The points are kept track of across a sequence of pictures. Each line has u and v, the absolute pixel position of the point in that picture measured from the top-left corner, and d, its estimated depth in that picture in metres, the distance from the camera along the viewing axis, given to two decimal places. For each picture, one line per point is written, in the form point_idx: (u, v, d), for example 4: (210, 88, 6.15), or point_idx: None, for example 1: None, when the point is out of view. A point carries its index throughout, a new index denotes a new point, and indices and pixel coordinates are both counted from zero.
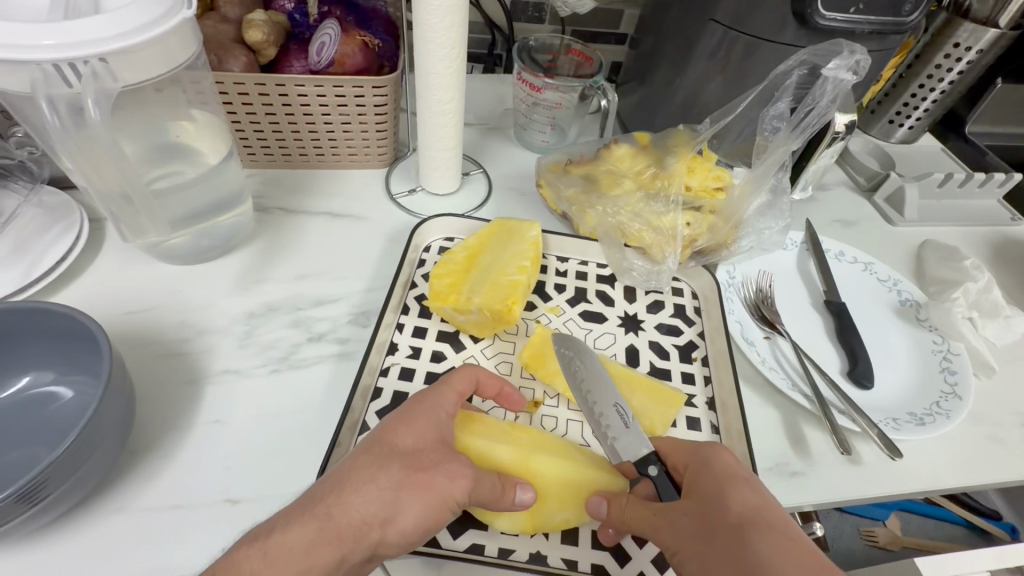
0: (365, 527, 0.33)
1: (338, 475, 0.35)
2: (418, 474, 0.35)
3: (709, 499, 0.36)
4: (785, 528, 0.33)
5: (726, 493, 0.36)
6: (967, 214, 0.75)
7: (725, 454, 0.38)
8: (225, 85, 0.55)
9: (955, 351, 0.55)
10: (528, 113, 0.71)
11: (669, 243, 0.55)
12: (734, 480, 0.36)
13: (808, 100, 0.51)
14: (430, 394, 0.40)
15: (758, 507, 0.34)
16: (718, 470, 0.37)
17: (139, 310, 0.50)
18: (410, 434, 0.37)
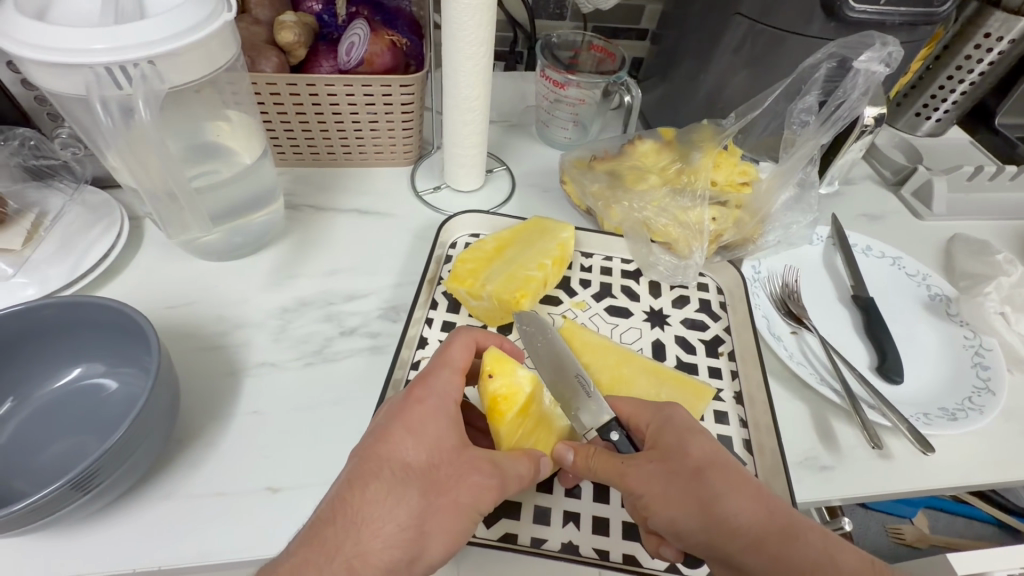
0: (396, 563, 0.33)
1: (352, 510, 0.33)
2: (441, 497, 0.35)
3: (672, 449, 0.38)
4: (741, 470, 0.37)
5: (687, 442, 0.38)
6: (999, 208, 0.74)
7: (680, 409, 0.41)
8: (258, 86, 0.56)
9: (987, 346, 0.55)
10: (550, 109, 0.72)
11: (695, 238, 0.55)
12: (691, 429, 0.39)
13: (839, 93, 0.51)
14: (429, 394, 0.39)
15: (716, 452, 0.38)
16: (678, 422, 0.40)
17: (179, 304, 0.51)
18: (421, 449, 0.36)
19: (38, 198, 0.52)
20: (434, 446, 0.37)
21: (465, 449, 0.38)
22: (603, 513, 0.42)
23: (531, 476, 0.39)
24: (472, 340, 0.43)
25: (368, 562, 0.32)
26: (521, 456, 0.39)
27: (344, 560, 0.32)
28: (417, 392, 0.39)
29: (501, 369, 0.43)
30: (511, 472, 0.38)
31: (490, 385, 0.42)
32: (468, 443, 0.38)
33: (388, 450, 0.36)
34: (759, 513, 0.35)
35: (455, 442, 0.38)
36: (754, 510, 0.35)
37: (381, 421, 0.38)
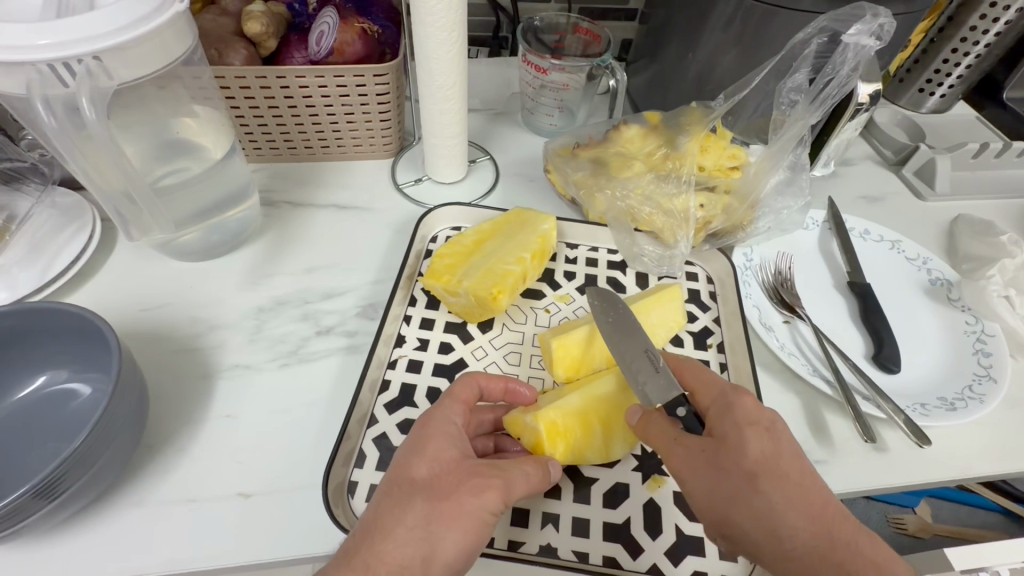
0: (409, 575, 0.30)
1: (365, 534, 0.32)
2: (445, 501, 0.33)
3: (729, 442, 0.36)
4: (802, 479, 0.35)
5: (747, 438, 0.36)
6: (1006, 185, 0.71)
7: (748, 398, 0.38)
8: (226, 80, 0.54)
9: (990, 332, 0.53)
10: (535, 96, 0.70)
11: (681, 226, 0.53)
12: (753, 425, 0.37)
13: (828, 69, 0.48)
14: (430, 413, 0.38)
15: (779, 456, 0.35)
16: (744, 415, 0.37)
17: (151, 307, 0.50)
18: (423, 462, 0.35)
19: (5, 202, 0.51)
20: (436, 458, 0.35)
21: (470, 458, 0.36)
22: (583, 514, 0.40)
23: (539, 479, 0.37)
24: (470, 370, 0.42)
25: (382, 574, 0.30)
26: (526, 462, 0.37)
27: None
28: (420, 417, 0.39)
29: (518, 429, 0.43)
30: (518, 474, 0.36)
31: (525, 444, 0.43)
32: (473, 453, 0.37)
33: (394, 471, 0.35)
34: (810, 523, 0.34)
35: (458, 452, 0.36)
36: (805, 519, 0.34)
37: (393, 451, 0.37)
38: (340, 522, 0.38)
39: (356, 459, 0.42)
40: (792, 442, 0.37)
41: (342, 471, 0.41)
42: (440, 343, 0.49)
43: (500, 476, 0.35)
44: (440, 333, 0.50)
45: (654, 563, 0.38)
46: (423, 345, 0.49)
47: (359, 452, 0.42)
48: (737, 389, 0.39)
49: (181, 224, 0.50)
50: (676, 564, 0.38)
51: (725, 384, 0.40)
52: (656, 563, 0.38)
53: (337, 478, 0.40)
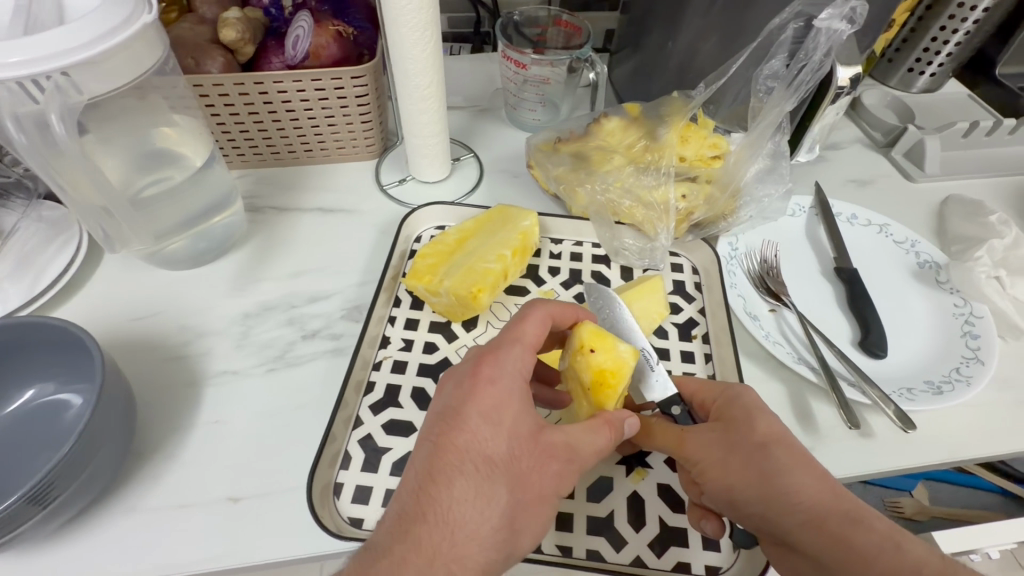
0: (492, 561, 0.34)
1: (439, 510, 0.34)
2: (525, 490, 0.36)
3: (738, 425, 0.38)
4: (809, 455, 0.37)
5: (754, 418, 0.38)
6: (998, 163, 0.70)
7: (753, 391, 0.40)
8: (204, 87, 0.54)
9: (978, 314, 0.52)
10: (517, 91, 0.69)
11: (660, 218, 0.53)
12: (758, 409, 0.39)
13: (802, 55, 0.49)
14: (498, 372, 0.38)
15: (785, 434, 0.38)
16: (748, 400, 0.39)
17: (139, 316, 0.51)
18: (500, 439, 0.36)
19: None
20: (514, 435, 0.36)
21: (542, 433, 0.37)
22: (567, 509, 0.41)
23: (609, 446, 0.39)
24: (546, 317, 0.42)
25: (467, 563, 0.33)
26: (600, 432, 0.39)
27: (445, 563, 0.33)
28: (486, 369, 0.38)
29: (603, 343, 0.43)
30: (592, 452, 0.38)
31: (594, 360, 0.43)
32: (546, 427, 0.38)
33: (466, 442, 0.36)
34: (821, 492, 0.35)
35: (532, 428, 0.37)
36: (816, 490, 0.35)
37: (450, 404, 0.37)
38: (326, 525, 0.38)
39: (342, 460, 0.42)
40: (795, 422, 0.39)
41: (328, 472, 0.41)
42: (424, 342, 0.50)
43: (573, 460, 0.37)
44: (424, 333, 0.50)
45: (637, 555, 0.39)
46: (407, 345, 0.49)
47: (344, 454, 0.43)
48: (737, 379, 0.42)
49: (166, 234, 0.50)
50: (660, 556, 0.39)
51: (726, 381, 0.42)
52: (639, 555, 0.39)
53: (323, 479, 0.41)
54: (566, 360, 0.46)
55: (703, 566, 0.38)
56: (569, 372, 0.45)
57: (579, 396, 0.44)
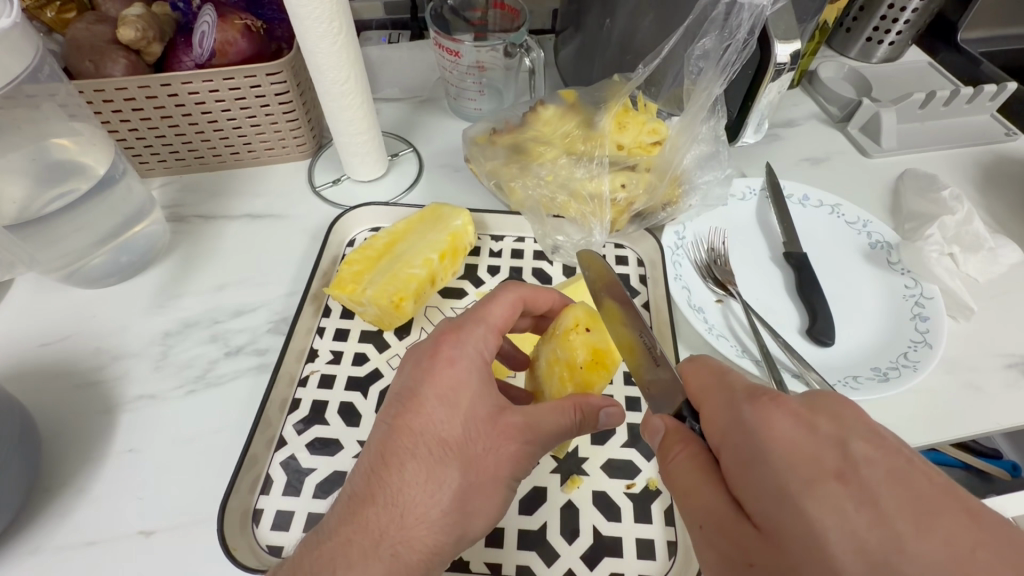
0: (440, 545, 0.32)
1: (388, 491, 0.32)
2: (481, 473, 0.33)
3: (789, 539, 0.22)
4: (937, 564, 0.19)
5: (810, 513, 0.22)
6: (955, 134, 0.68)
7: (787, 444, 0.23)
8: (107, 92, 0.50)
9: (928, 294, 0.50)
10: (456, 81, 0.66)
11: (595, 212, 0.51)
12: (813, 514, 0.22)
13: (727, 33, 0.46)
14: (459, 352, 0.36)
15: (874, 533, 0.21)
16: (787, 466, 0.23)
17: (52, 340, 0.48)
18: (455, 421, 0.34)
19: None
20: (470, 418, 0.34)
21: (502, 415, 0.35)
22: (498, 524, 0.39)
23: (574, 426, 0.36)
24: (518, 301, 0.40)
25: (414, 546, 0.32)
26: (564, 412, 0.35)
27: (390, 546, 0.31)
28: (446, 349, 0.36)
29: (598, 324, 0.42)
30: (552, 434, 0.35)
31: (593, 338, 0.41)
32: (507, 407, 0.35)
33: (420, 423, 0.34)
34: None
35: (491, 409, 0.35)
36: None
37: (408, 384, 0.35)
38: (240, 560, 0.36)
39: (263, 484, 0.41)
40: (889, 480, 0.22)
41: (247, 498, 0.40)
42: (354, 354, 0.48)
43: (532, 442, 0.35)
44: (354, 344, 0.48)
45: (568, 568, 0.37)
46: (336, 358, 0.47)
47: (265, 478, 0.41)
48: (760, 409, 0.25)
49: (74, 253, 0.47)
50: (593, 567, 0.37)
51: (738, 384, 0.27)
52: (571, 569, 0.37)
53: (242, 505, 0.39)
54: (549, 345, 0.42)
55: None
56: (555, 352, 0.41)
57: (564, 377, 0.40)
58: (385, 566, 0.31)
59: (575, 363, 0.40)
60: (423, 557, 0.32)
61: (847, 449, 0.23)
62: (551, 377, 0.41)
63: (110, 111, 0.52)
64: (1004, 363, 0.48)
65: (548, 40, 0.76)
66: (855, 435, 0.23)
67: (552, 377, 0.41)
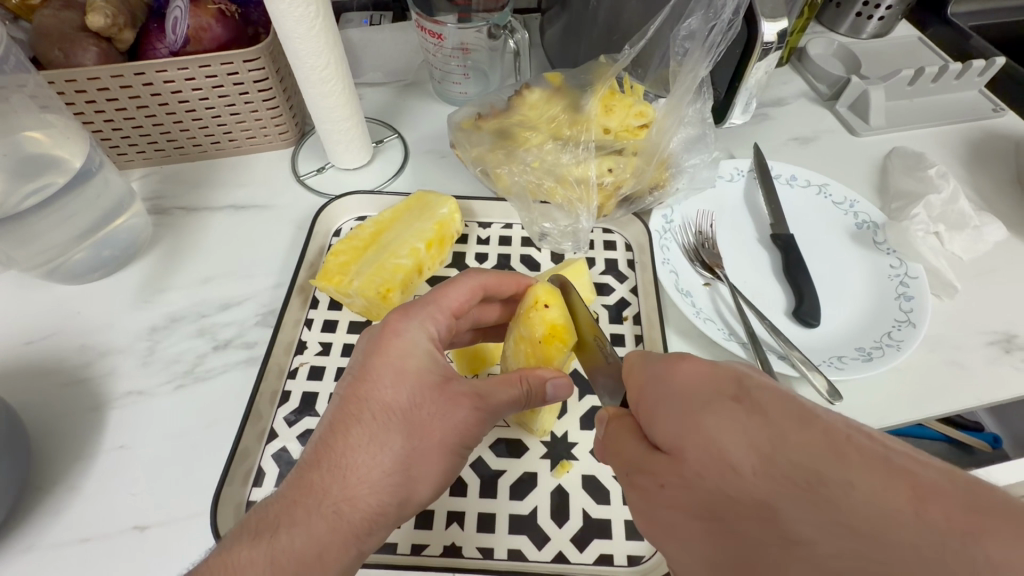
0: (384, 507, 0.33)
1: (333, 455, 0.32)
2: (426, 439, 0.34)
3: (693, 458, 0.23)
4: (814, 450, 0.20)
5: (708, 430, 0.23)
6: (943, 111, 0.68)
7: (686, 371, 0.26)
8: (79, 82, 0.49)
9: (913, 274, 0.50)
10: (440, 65, 0.64)
11: (582, 198, 0.50)
12: (708, 422, 0.23)
13: (713, 13, 0.45)
14: (406, 325, 0.36)
15: (761, 435, 0.22)
16: (689, 395, 0.25)
17: (39, 338, 0.48)
18: (402, 388, 0.34)
19: None
20: (416, 386, 0.34)
21: (450, 384, 0.35)
22: (489, 509, 0.40)
23: (522, 400, 0.37)
24: (478, 286, 0.40)
25: (357, 506, 0.32)
26: (511, 382, 0.36)
27: (333, 505, 0.31)
28: (394, 323, 0.36)
29: (559, 301, 0.40)
30: (501, 403, 0.36)
31: (550, 315, 0.39)
32: (454, 377, 0.35)
33: (367, 390, 0.34)
34: (882, 524, 0.18)
35: (439, 378, 0.35)
36: (859, 519, 0.18)
37: (360, 360, 0.36)
38: None
39: (255, 477, 0.41)
40: (775, 397, 0.23)
41: (240, 491, 0.40)
42: (343, 345, 0.48)
43: (480, 409, 0.35)
44: (343, 335, 0.48)
45: (559, 551, 0.38)
46: (325, 349, 0.47)
47: (258, 471, 0.41)
48: (669, 364, 0.27)
49: (57, 251, 0.46)
50: (583, 549, 0.38)
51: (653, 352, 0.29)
52: (562, 551, 0.38)
53: (234, 499, 0.39)
54: (517, 323, 0.42)
55: (626, 557, 0.38)
56: (519, 330, 0.41)
57: (526, 353, 0.40)
58: (327, 525, 0.31)
59: (533, 340, 0.40)
60: (365, 518, 0.32)
61: (741, 381, 0.25)
62: (518, 354, 0.41)
63: (84, 102, 0.51)
64: (986, 341, 0.49)
65: (534, 19, 0.74)
66: (748, 373, 0.25)
67: (518, 353, 0.41)
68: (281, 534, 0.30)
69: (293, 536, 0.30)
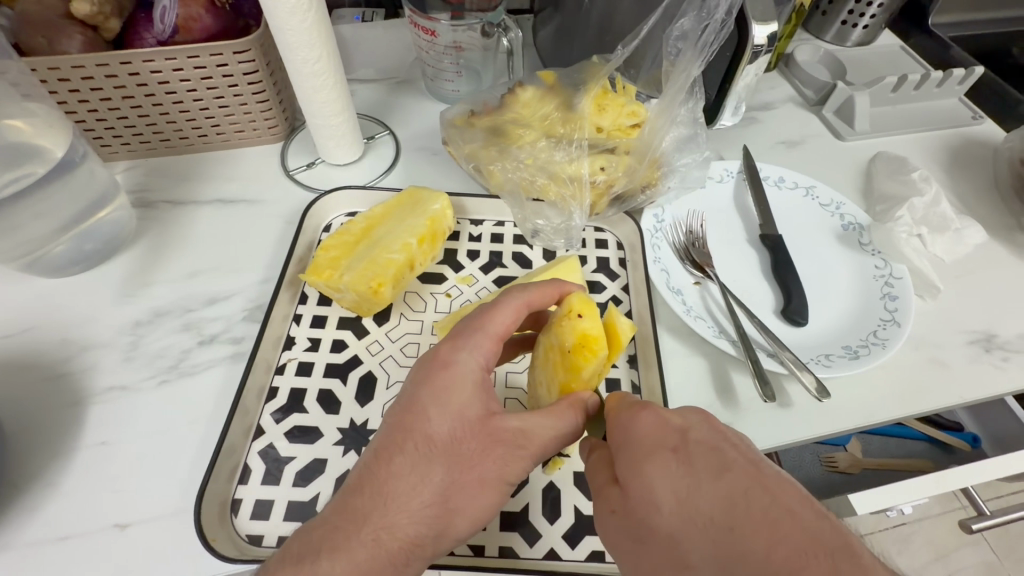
0: (423, 539, 0.32)
1: (377, 482, 0.33)
2: (467, 473, 0.33)
3: (635, 495, 0.29)
4: (720, 501, 0.26)
5: (648, 474, 0.29)
6: (926, 118, 0.69)
7: (644, 417, 0.31)
8: (62, 70, 0.48)
9: (897, 275, 0.51)
10: (433, 62, 0.64)
11: (575, 196, 0.50)
12: (651, 464, 0.29)
13: (705, 14, 0.46)
14: (457, 355, 0.36)
15: (687, 485, 0.27)
16: (640, 442, 0.30)
17: (16, 332, 0.46)
18: (447, 420, 0.34)
19: None
20: (461, 417, 0.34)
21: (493, 418, 0.34)
22: None
23: (570, 434, 0.36)
24: (522, 306, 0.38)
25: (396, 536, 0.31)
26: (561, 416, 0.35)
27: (372, 532, 0.31)
28: (446, 351, 0.36)
29: (593, 313, 0.40)
30: (547, 439, 0.34)
31: (581, 327, 0.39)
32: (498, 412, 0.35)
33: (414, 419, 0.34)
34: (749, 561, 0.24)
35: (483, 412, 0.34)
36: (736, 555, 0.24)
37: (409, 385, 0.36)
38: (219, 549, 0.36)
39: (241, 474, 0.40)
40: (705, 448, 0.28)
41: (225, 487, 0.39)
42: (333, 341, 0.47)
43: (526, 448, 0.34)
44: (333, 331, 0.48)
45: (551, 548, 0.38)
46: (314, 345, 0.47)
47: (244, 468, 0.40)
48: (632, 412, 0.32)
49: (37, 243, 0.45)
50: (575, 546, 0.38)
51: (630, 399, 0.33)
52: (554, 548, 0.38)
53: (220, 496, 0.39)
54: (548, 332, 0.41)
55: None
56: (550, 338, 0.40)
57: (555, 363, 0.39)
58: (365, 554, 0.31)
59: (563, 349, 0.39)
60: (404, 549, 0.32)
61: (687, 434, 0.29)
62: (547, 364, 0.40)
63: (67, 91, 0.49)
64: (966, 340, 0.50)
65: (526, 20, 0.75)
66: (694, 426, 0.30)
67: (547, 364, 0.40)
68: (323, 560, 0.30)
69: (333, 563, 0.30)
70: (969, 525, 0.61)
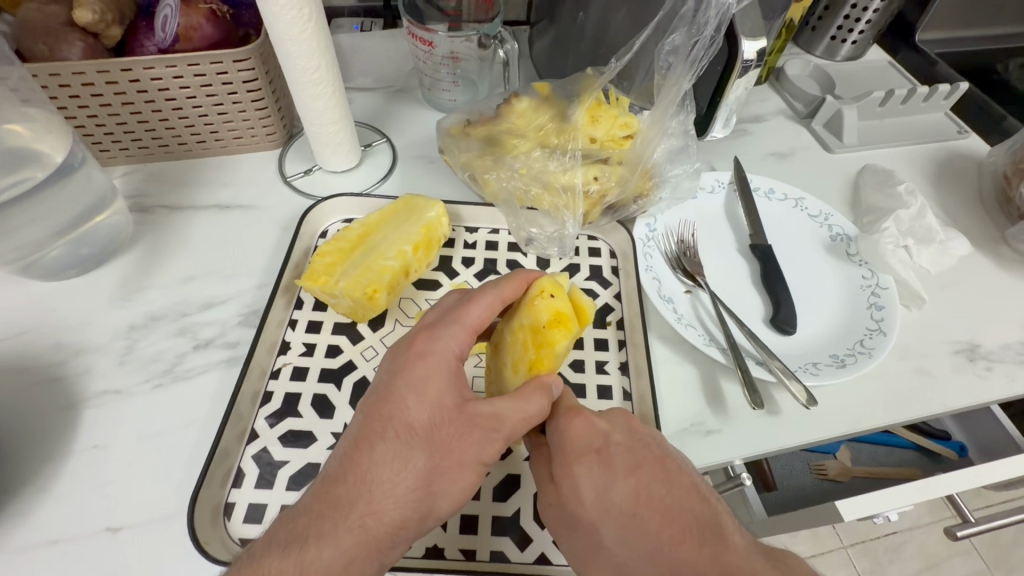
0: (408, 521, 0.33)
1: (360, 469, 0.33)
2: (449, 456, 0.34)
3: (566, 491, 0.35)
4: (629, 497, 0.34)
5: (577, 476, 0.35)
6: (912, 132, 0.71)
7: (576, 423, 0.37)
8: (63, 76, 0.48)
9: (884, 285, 0.52)
10: (430, 72, 0.65)
11: (568, 205, 0.51)
12: (579, 467, 0.35)
13: (694, 29, 0.46)
14: (432, 345, 0.37)
15: (607, 484, 0.35)
16: (571, 446, 0.36)
17: (11, 335, 0.46)
18: (425, 407, 0.35)
19: None
20: (438, 404, 0.35)
21: (468, 404, 0.35)
22: (472, 511, 0.40)
23: (540, 415, 0.36)
24: (496, 300, 0.40)
25: (382, 519, 0.32)
26: (529, 396, 0.36)
27: (359, 518, 0.32)
28: (421, 342, 0.37)
29: (563, 293, 0.42)
30: (521, 419, 0.35)
31: (553, 305, 0.40)
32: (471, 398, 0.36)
33: (392, 408, 0.35)
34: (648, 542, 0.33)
35: (459, 398, 0.36)
36: (639, 537, 0.33)
37: (384, 378, 0.37)
38: (212, 553, 0.36)
39: (234, 478, 0.40)
40: (620, 450, 0.36)
41: (218, 492, 0.39)
42: (327, 346, 0.48)
43: (504, 430, 0.35)
44: (328, 336, 0.48)
45: (541, 552, 0.38)
46: (309, 350, 0.47)
47: (237, 472, 0.41)
48: (565, 416, 0.37)
49: (34, 247, 0.45)
50: (565, 551, 0.38)
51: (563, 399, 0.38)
52: (544, 552, 0.38)
53: (213, 500, 0.39)
54: (513, 315, 0.42)
55: None
56: (520, 319, 0.41)
57: (527, 341, 0.40)
58: (353, 538, 0.31)
59: (537, 327, 0.40)
60: (390, 531, 0.32)
61: (608, 439, 0.36)
62: (516, 344, 0.41)
63: (68, 96, 0.50)
64: (951, 350, 0.51)
65: (523, 31, 0.76)
66: (613, 431, 0.37)
67: (516, 343, 0.41)
68: (310, 546, 0.30)
69: (321, 548, 0.30)
70: (956, 533, 0.62)
